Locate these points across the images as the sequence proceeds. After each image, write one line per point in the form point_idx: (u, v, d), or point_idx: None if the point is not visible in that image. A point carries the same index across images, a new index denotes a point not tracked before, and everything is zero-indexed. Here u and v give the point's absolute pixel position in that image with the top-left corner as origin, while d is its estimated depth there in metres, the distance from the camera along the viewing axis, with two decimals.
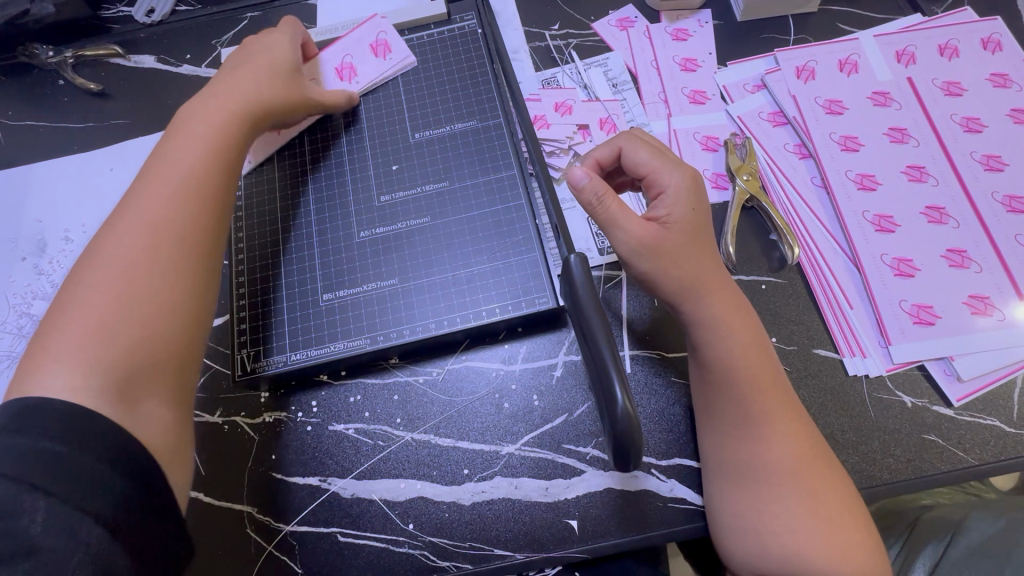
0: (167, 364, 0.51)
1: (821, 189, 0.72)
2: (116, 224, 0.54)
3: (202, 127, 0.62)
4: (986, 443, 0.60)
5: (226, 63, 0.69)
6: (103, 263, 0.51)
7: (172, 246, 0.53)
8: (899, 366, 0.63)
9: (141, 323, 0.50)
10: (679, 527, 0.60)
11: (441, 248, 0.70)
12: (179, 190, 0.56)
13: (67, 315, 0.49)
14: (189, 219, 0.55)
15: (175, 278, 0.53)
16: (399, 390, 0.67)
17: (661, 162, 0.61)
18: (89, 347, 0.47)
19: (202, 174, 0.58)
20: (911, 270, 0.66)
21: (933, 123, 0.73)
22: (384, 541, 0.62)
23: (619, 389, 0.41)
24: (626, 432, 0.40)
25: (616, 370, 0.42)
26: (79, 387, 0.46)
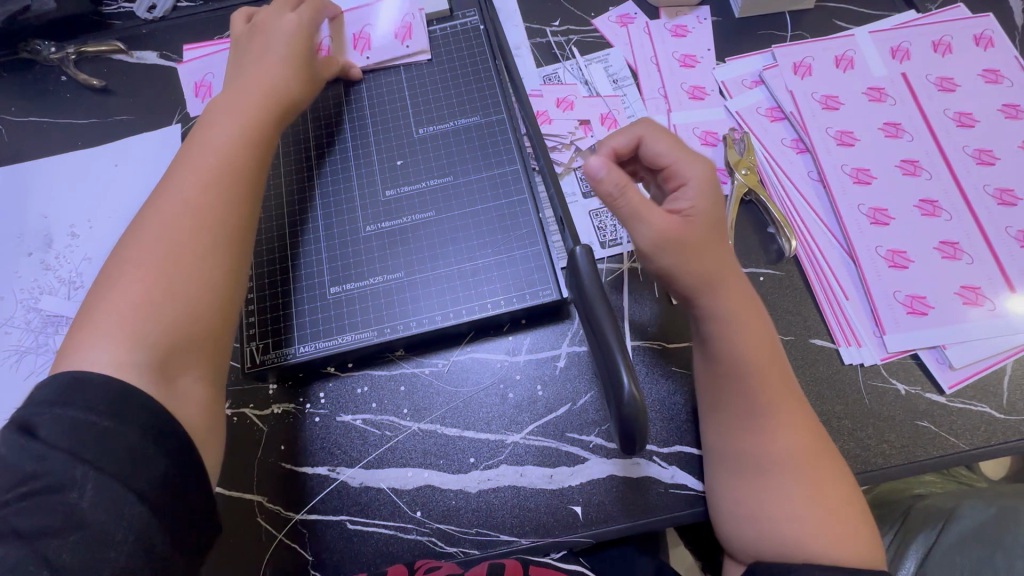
0: (209, 342, 0.53)
1: (818, 182, 0.74)
2: (157, 208, 0.55)
3: (232, 113, 0.63)
4: (976, 429, 0.62)
5: (246, 50, 0.70)
6: (142, 246, 0.52)
7: (211, 230, 0.55)
8: (893, 354, 0.65)
9: (182, 303, 0.51)
10: (680, 512, 0.62)
11: (446, 242, 0.71)
12: (217, 177, 0.57)
13: (110, 292, 0.50)
14: (229, 205, 0.56)
15: (216, 261, 0.54)
16: (406, 382, 0.68)
17: (680, 153, 0.60)
18: (136, 324, 0.49)
19: (238, 161, 0.59)
20: (905, 262, 0.68)
21: (927, 118, 0.75)
22: (392, 528, 0.63)
23: (624, 373, 0.42)
24: (631, 415, 0.42)
25: (621, 353, 0.43)
26: (128, 362, 0.47)
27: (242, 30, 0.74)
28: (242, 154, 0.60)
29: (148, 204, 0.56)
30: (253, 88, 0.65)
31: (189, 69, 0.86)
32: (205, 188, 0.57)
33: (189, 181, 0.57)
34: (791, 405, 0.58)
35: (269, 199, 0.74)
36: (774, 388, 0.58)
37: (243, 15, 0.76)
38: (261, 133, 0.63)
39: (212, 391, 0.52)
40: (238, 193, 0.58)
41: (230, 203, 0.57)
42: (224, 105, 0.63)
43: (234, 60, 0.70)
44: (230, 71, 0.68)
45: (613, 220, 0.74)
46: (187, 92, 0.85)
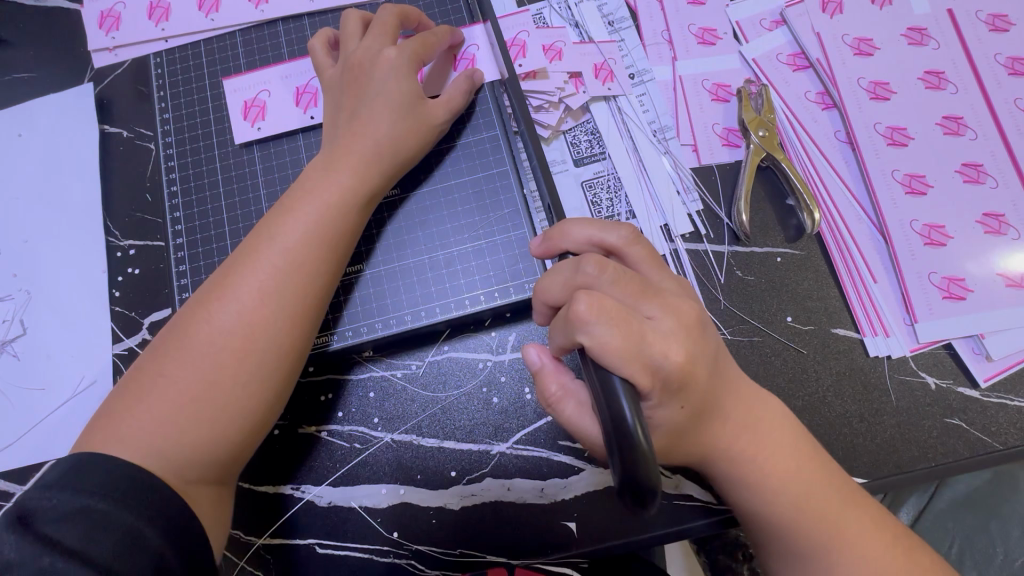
0: (242, 459, 0.49)
1: (846, 145, 0.64)
2: (214, 300, 0.49)
3: (339, 176, 0.53)
4: (1012, 426, 0.56)
5: (396, 66, 0.55)
6: (194, 343, 0.47)
7: (253, 357, 0.48)
8: (924, 345, 0.58)
9: (218, 423, 0.46)
10: (685, 526, 0.56)
11: (414, 226, 0.61)
12: (274, 296, 0.49)
13: (150, 383, 0.47)
14: (272, 371, 0.49)
15: (250, 421, 0.48)
16: (375, 387, 0.60)
17: (636, 295, 0.40)
18: (163, 434, 0.45)
19: (292, 318, 0.49)
20: (943, 239, 0.60)
21: (973, 66, 0.64)
22: (367, 551, 0.57)
23: (623, 401, 0.34)
24: (629, 451, 0.33)
25: (619, 374, 0.36)
26: (159, 466, 0.44)
27: (336, 72, 0.59)
28: (302, 234, 0.51)
29: (206, 286, 0.50)
30: (367, 140, 0.55)
31: (234, 84, 0.64)
32: (260, 276, 0.49)
33: (242, 266, 0.50)
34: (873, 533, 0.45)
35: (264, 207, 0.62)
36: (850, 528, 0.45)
37: (326, 46, 0.61)
38: (343, 202, 0.53)
39: (225, 490, 0.49)
40: (285, 361, 0.49)
41: (281, 304, 0.49)
42: (344, 157, 0.54)
43: (368, 77, 0.56)
44: (356, 98, 0.56)
45: (609, 192, 0.64)
46: (234, 114, 0.64)
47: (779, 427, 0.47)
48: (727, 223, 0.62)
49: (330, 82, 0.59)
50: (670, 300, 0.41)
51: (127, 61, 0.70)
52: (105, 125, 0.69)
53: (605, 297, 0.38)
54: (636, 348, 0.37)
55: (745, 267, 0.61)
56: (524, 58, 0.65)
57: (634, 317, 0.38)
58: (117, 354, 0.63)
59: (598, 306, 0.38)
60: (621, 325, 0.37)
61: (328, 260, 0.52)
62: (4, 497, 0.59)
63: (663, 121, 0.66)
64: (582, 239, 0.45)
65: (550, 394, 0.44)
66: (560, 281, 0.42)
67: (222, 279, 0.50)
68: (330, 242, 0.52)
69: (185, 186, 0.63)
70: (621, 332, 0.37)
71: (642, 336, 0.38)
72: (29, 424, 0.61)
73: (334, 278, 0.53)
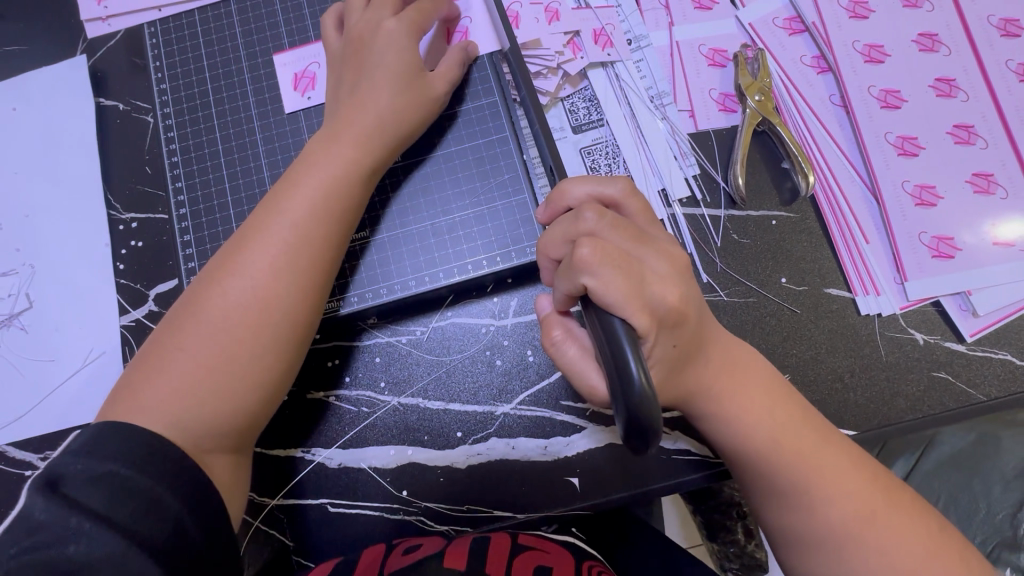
0: (257, 424, 0.50)
1: (840, 108, 0.65)
2: (228, 271, 0.50)
3: (341, 150, 0.54)
4: (996, 377, 0.58)
5: (396, 39, 0.56)
6: (210, 314, 0.48)
7: (270, 325, 0.49)
8: (913, 303, 0.60)
9: (237, 390, 0.48)
10: (683, 479, 0.58)
11: (416, 193, 0.61)
12: (286, 266, 0.50)
13: (168, 357, 0.48)
14: (283, 343, 0.50)
15: (268, 387, 0.49)
16: (381, 353, 0.61)
17: (632, 241, 0.41)
18: (183, 400, 0.47)
19: (305, 288, 0.50)
20: (933, 199, 0.61)
21: (967, 27, 0.64)
22: (378, 509, 0.59)
23: (624, 342, 0.35)
24: (634, 398, 0.33)
25: (618, 314, 0.36)
26: (178, 432, 0.46)
27: (340, 46, 0.59)
28: (308, 208, 0.51)
29: (219, 258, 0.51)
30: (367, 113, 0.55)
31: (283, 59, 0.65)
32: (269, 250, 0.50)
33: (249, 241, 0.51)
34: (857, 479, 0.47)
35: (266, 176, 0.62)
36: (821, 468, 0.47)
37: (334, 20, 0.61)
38: (345, 175, 0.53)
39: (240, 464, 0.50)
40: (300, 327, 0.51)
41: (289, 277, 0.50)
42: (344, 130, 0.55)
43: (368, 50, 0.56)
44: (358, 70, 0.56)
45: (607, 158, 0.65)
46: (284, 85, 0.64)
47: (762, 379, 0.49)
48: (723, 187, 0.63)
49: (334, 57, 0.59)
50: (663, 247, 0.42)
51: (120, 31, 0.69)
52: (101, 98, 0.68)
53: (606, 242, 0.39)
54: (636, 287, 0.38)
55: (740, 230, 0.62)
56: (518, 30, 0.65)
57: (631, 260, 0.39)
58: (123, 326, 0.63)
59: (600, 250, 0.38)
60: (623, 268, 0.38)
61: (332, 234, 0.52)
62: (22, 465, 0.61)
63: (659, 87, 0.66)
64: (582, 194, 0.45)
65: (553, 338, 0.44)
66: (561, 231, 0.42)
67: (233, 250, 0.51)
68: (335, 215, 0.52)
69: (185, 157, 0.63)
70: (622, 274, 0.38)
71: (637, 276, 0.39)
72: (42, 395, 0.63)
73: (340, 253, 0.54)
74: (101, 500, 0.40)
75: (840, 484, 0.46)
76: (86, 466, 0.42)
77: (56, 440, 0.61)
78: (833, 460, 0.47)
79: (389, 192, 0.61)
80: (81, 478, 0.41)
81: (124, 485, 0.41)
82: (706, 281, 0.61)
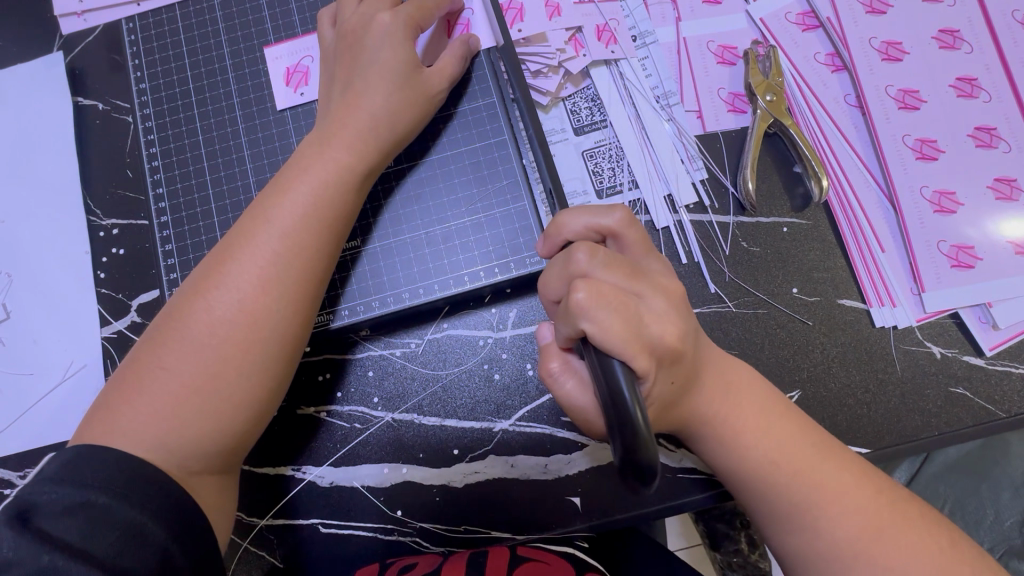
0: (244, 447, 0.47)
1: (855, 109, 0.61)
2: (209, 286, 0.47)
3: (335, 153, 0.51)
4: (1017, 393, 0.56)
5: (392, 33, 0.52)
6: (192, 334, 0.46)
7: (254, 344, 0.46)
8: (931, 315, 0.57)
9: (220, 414, 0.45)
10: (689, 499, 0.55)
11: (410, 200, 0.58)
12: (272, 281, 0.47)
13: (148, 375, 0.45)
14: (273, 360, 0.47)
15: (253, 409, 0.47)
16: (374, 367, 0.59)
17: (628, 277, 0.39)
18: (162, 426, 0.44)
19: (292, 303, 0.48)
20: (953, 206, 0.58)
21: (989, 22, 0.61)
22: (371, 529, 0.57)
23: (623, 384, 0.32)
24: (632, 449, 0.30)
25: (618, 356, 0.34)
26: (157, 459, 0.43)
27: (333, 39, 0.56)
28: (300, 216, 0.48)
29: (201, 272, 0.48)
30: (363, 114, 0.52)
31: (275, 52, 0.61)
32: (257, 262, 0.47)
33: (235, 251, 0.48)
34: (871, 495, 0.44)
35: (251, 181, 0.59)
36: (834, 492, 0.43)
37: (329, 13, 0.58)
38: (339, 179, 0.50)
39: (227, 489, 0.48)
40: (287, 345, 0.48)
41: (278, 292, 0.47)
42: (339, 132, 0.51)
43: (360, 49, 0.53)
44: (349, 68, 0.53)
45: (611, 161, 0.62)
46: (276, 79, 0.61)
47: (762, 397, 0.46)
48: (733, 192, 0.60)
49: (328, 52, 0.56)
50: (658, 281, 0.40)
51: (97, 26, 0.65)
52: (79, 98, 0.65)
53: (602, 282, 0.37)
54: (635, 330, 0.36)
55: (750, 238, 0.59)
56: (522, 22, 0.62)
57: (629, 299, 0.37)
58: (105, 338, 0.61)
59: (595, 293, 0.36)
60: (620, 310, 0.36)
61: (325, 244, 0.50)
62: (1, 484, 0.58)
63: (666, 87, 0.63)
64: (580, 227, 0.42)
65: (551, 371, 0.41)
66: (555, 272, 0.40)
67: (216, 264, 0.48)
68: (328, 224, 0.50)
69: (167, 161, 0.60)
70: (620, 316, 0.35)
71: (637, 316, 0.36)
72: (20, 410, 0.60)
73: (332, 264, 0.51)
74: (75, 536, 0.38)
75: (852, 501, 0.43)
76: (61, 494, 0.39)
77: (36, 457, 0.59)
78: (843, 476, 0.44)
79: (381, 199, 0.58)
80: (53, 511, 0.38)
81: (102, 514, 0.38)
82: (713, 291, 0.58)
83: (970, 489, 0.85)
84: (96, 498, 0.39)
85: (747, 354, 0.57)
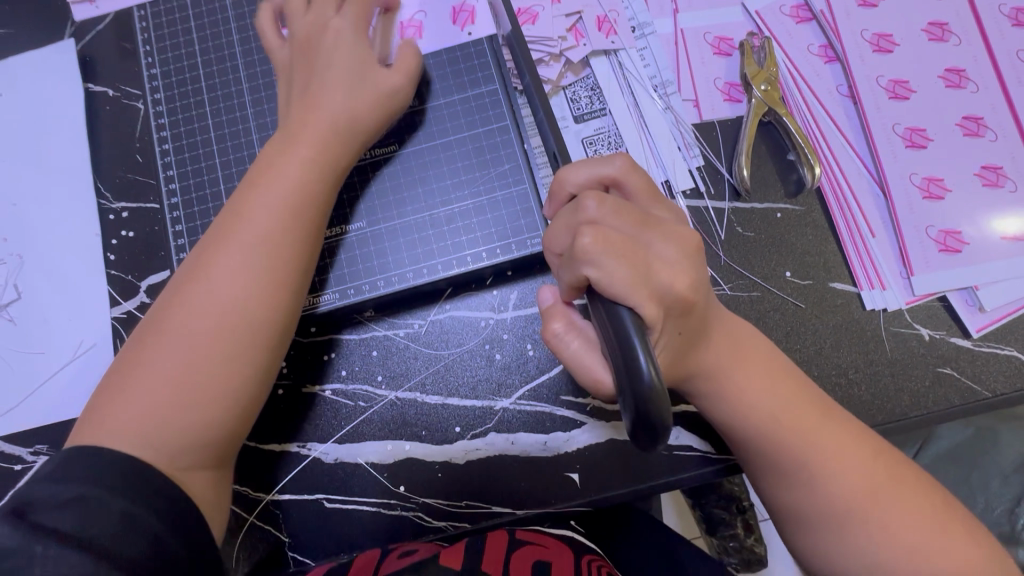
0: (255, 421, 0.49)
1: (847, 99, 0.63)
2: (218, 263, 0.48)
3: (307, 145, 0.53)
4: (1002, 374, 0.58)
5: (346, 36, 0.55)
6: (201, 309, 0.47)
7: (267, 318, 0.48)
8: (919, 298, 0.59)
9: (229, 386, 0.47)
10: (684, 476, 0.57)
11: (414, 183, 0.60)
12: (280, 259, 0.49)
13: (144, 360, 0.46)
14: (263, 338, 0.49)
15: (262, 381, 0.49)
16: (378, 346, 0.60)
17: (638, 225, 0.40)
18: (175, 398, 0.45)
19: (300, 280, 0.50)
20: (941, 192, 0.60)
21: (978, 16, 0.63)
22: (375, 504, 0.58)
23: (633, 334, 0.33)
24: (642, 395, 0.32)
25: (625, 305, 0.35)
26: (172, 430, 0.45)
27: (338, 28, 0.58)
28: (280, 203, 0.50)
29: (209, 248, 0.50)
30: (324, 113, 0.53)
31: None
32: (266, 239, 0.49)
33: (244, 229, 0.49)
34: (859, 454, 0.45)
35: (258, 163, 0.61)
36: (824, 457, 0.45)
37: None
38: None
39: (222, 475, 0.49)
40: (294, 320, 0.50)
41: (262, 274, 0.49)
42: (305, 129, 0.53)
43: None
44: (353, 54, 0.55)
45: (610, 148, 0.64)
46: None
47: (763, 359, 0.47)
48: (728, 178, 0.62)
49: (280, 62, 0.57)
50: (672, 229, 0.41)
51: (109, 14, 0.67)
52: (90, 83, 0.66)
53: (609, 229, 0.38)
54: (640, 276, 0.37)
55: (745, 223, 0.61)
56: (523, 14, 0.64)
57: (635, 248, 0.38)
58: (115, 318, 0.62)
59: (602, 239, 0.37)
60: (627, 258, 0.37)
61: (306, 227, 0.51)
62: (12, 459, 0.60)
63: (663, 76, 0.64)
64: (582, 180, 0.43)
65: (555, 331, 0.42)
66: (563, 222, 0.41)
67: (223, 241, 0.49)
68: (306, 209, 0.51)
69: (176, 145, 0.62)
70: (626, 262, 0.37)
71: (644, 264, 0.38)
72: (29, 389, 0.61)
73: (316, 247, 0.53)
74: None
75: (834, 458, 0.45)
76: None
77: (46, 435, 0.60)
78: (827, 433, 0.46)
79: (376, 185, 0.60)
80: None
81: None
82: (709, 274, 0.60)
83: (961, 478, 0.87)
84: None
85: None
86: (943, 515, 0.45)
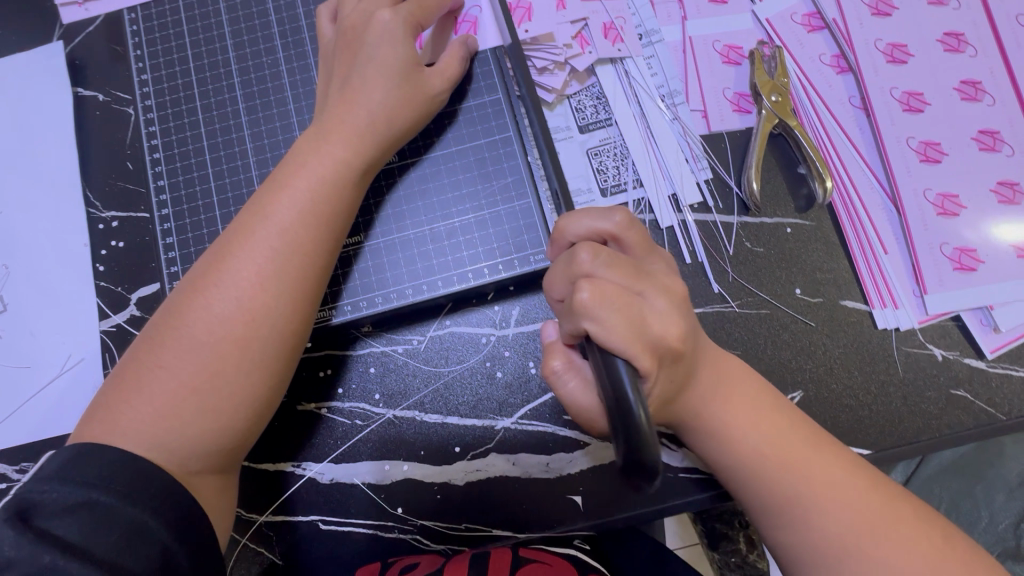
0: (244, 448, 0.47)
1: (860, 111, 0.61)
2: (209, 285, 0.46)
3: (331, 149, 0.50)
4: (1016, 395, 0.56)
5: (390, 30, 0.52)
6: (189, 334, 0.45)
7: (256, 343, 0.46)
8: (932, 317, 0.57)
9: (218, 416, 0.45)
10: (689, 499, 0.56)
11: (413, 196, 0.58)
12: (272, 280, 0.47)
13: (130, 388, 0.44)
14: (276, 357, 0.47)
15: (252, 409, 0.46)
16: (376, 363, 0.58)
17: (633, 277, 0.38)
18: (160, 428, 0.43)
19: (291, 303, 0.47)
20: (956, 208, 0.58)
21: (994, 27, 0.61)
22: (371, 527, 0.57)
23: (626, 382, 0.32)
24: (634, 443, 0.30)
25: (621, 357, 0.33)
26: (161, 457, 0.43)
27: (332, 36, 0.56)
28: (297, 214, 0.48)
29: (200, 269, 0.48)
30: (361, 111, 0.51)
31: (279, 45, 0.61)
32: (256, 259, 0.47)
33: (235, 248, 0.47)
34: (868, 486, 0.44)
35: (252, 172, 0.59)
36: (835, 487, 0.44)
37: (328, 9, 0.57)
38: (336, 178, 0.50)
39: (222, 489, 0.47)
40: (287, 343, 0.47)
41: (264, 292, 0.46)
42: (336, 129, 0.51)
43: (362, 43, 0.52)
44: (347, 64, 0.53)
45: (615, 160, 0.62)
46: (282, 75, 0.60)
47: (762, 395, 0.46)
48: (737, 192, 0.60)
49: (327, 47, 0.56)
50: (662, 281, 0.40)
51: (99, 17, 0.65)
52: (79, 88, 0.64)
53: (605, 283, 0.36)
54: (638, 330, 0.35)
55: (754, 238, 0.59)
56: (529, 22, 0.62)
57: (632, 301, 0.36)
58: (104, 331, 0.60)
59: (598, 291, 0.35)
60: (622, 309, 0.36)
61: (303, 246, 0.48)
62: None
63: (671, 86, 0.62)
64: (579, 225, 0.41)
65: (554, 369, 0.41)
66: (559, 271, 0.39)
67: (215, 261, 0.47)
68: (326, 219, 0.49)
69: (168, 154, 0.60)
70: (622, 317, 0.35)
71: (640, 318, 0.36)
72: (14, 405, 0.59)
73: (331, 262, 0.50)
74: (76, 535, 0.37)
75: (836, 492, 0.43)
76: (64, 493, 0.39)
77: (31, 452, 0.58)
78: (832, 463, 0.45)
79: (370, 197, 0.58)
80: (55, 508, 0.38)
81: (104, 512, 0.38)
82: (717, 291, 0.58)
83: (966, 492, 0.85)
84: (99, 497, 0.39)
85: (749, 354, 0.57)
86: (961, 545, 0.43)
